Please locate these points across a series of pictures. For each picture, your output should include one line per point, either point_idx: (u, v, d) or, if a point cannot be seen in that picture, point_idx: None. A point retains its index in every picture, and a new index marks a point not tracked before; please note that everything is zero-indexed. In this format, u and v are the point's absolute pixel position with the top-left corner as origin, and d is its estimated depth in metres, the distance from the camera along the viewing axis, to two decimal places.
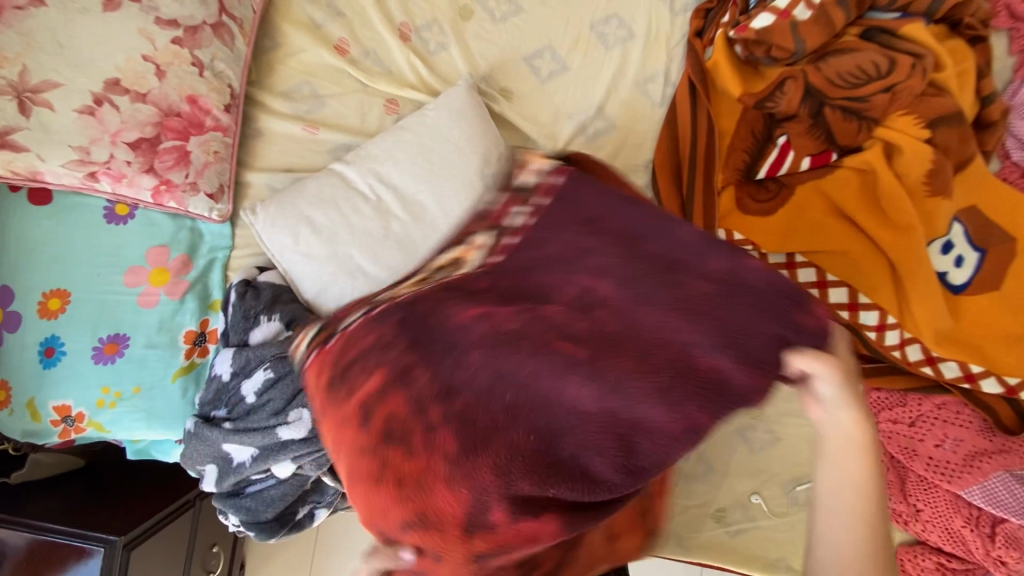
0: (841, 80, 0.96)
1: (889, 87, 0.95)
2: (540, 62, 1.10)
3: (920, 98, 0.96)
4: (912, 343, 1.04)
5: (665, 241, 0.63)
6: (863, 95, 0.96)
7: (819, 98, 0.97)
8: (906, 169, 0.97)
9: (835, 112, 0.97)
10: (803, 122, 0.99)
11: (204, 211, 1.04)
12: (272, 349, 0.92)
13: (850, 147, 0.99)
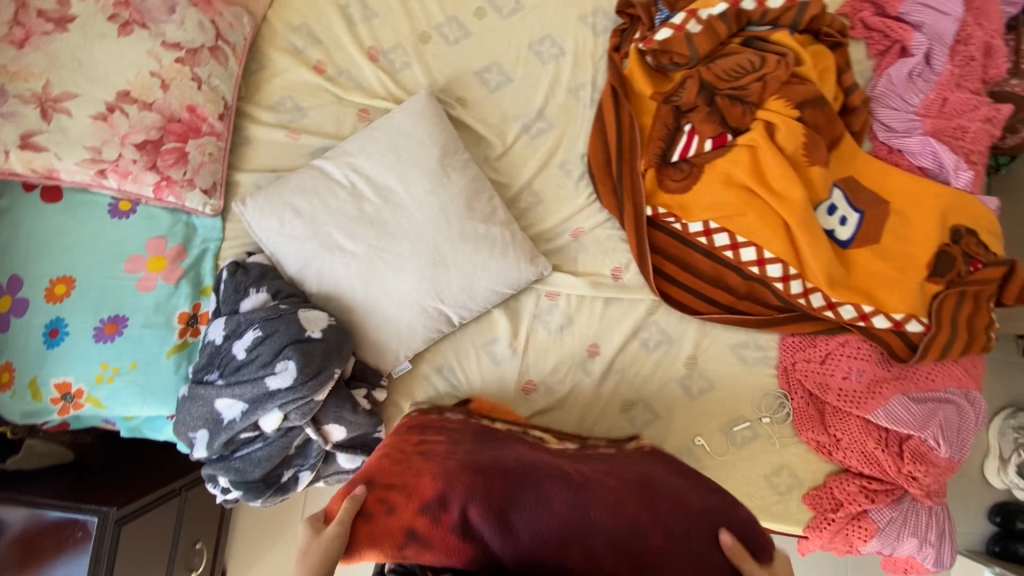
0: (725, 75, 1.23)
1: (761, 77, 1.21)
2: (488, 76, 1.32)
3: (789, 85, 1.21)
4: (815, 292, 1.22)
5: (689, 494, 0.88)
6: (743, 85, 1.22)
7: (711, 90, 1.23)
8: (785, 143, 1.20)
9: (723, 100, 1.23)
10: (702, 110, 1.24)
11: (198, 205, 1.19)
12: (261, 312, 1.05)
13: (740, 127, 1.23)
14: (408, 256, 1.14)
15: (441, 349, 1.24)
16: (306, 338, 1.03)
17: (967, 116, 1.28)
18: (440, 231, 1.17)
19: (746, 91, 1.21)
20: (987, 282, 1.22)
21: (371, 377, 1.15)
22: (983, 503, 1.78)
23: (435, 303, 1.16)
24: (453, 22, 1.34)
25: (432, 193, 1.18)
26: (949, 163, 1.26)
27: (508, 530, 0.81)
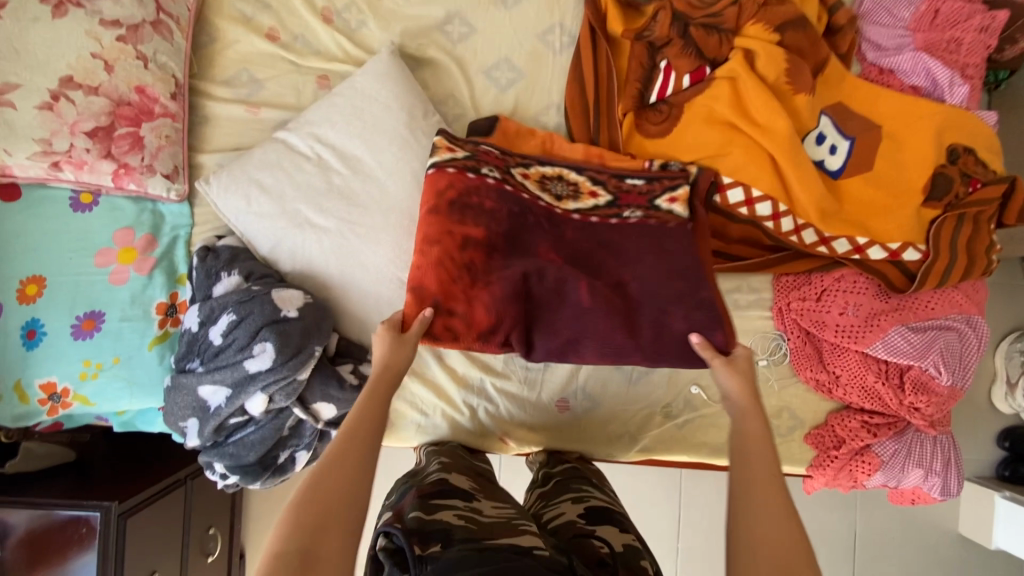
0: (698, 3, 1.16)
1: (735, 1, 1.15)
2: (450, 27, 1.25)
3: (767, 7, 1.15)
4: (806, 228, 1.18)
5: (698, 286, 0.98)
6: (718, 11, 1.16)
7: (684, 20, 1.17)
8: (766, 71, 1.14)
9: (698, 30, 1.16)
10: (677, 44, 1.17)
11: (162, 191, 1.16)
12: (234, 296, 1.02)
13: (718, 59, 1.17)
14: (382, 228, 1.11)
15: None
16: (282, 318, 1.00)
17: (961, 27, 1.21)
18: (412, 198, 1.13)
19: (721, 17, 1.16)
20: (987, 202, 1.17)
21: (355, 352, 1.13)
22: (992, 428, 1.76)
23: None
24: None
25: (400, 158, 1.14)
26: (944, 79, 1.20)
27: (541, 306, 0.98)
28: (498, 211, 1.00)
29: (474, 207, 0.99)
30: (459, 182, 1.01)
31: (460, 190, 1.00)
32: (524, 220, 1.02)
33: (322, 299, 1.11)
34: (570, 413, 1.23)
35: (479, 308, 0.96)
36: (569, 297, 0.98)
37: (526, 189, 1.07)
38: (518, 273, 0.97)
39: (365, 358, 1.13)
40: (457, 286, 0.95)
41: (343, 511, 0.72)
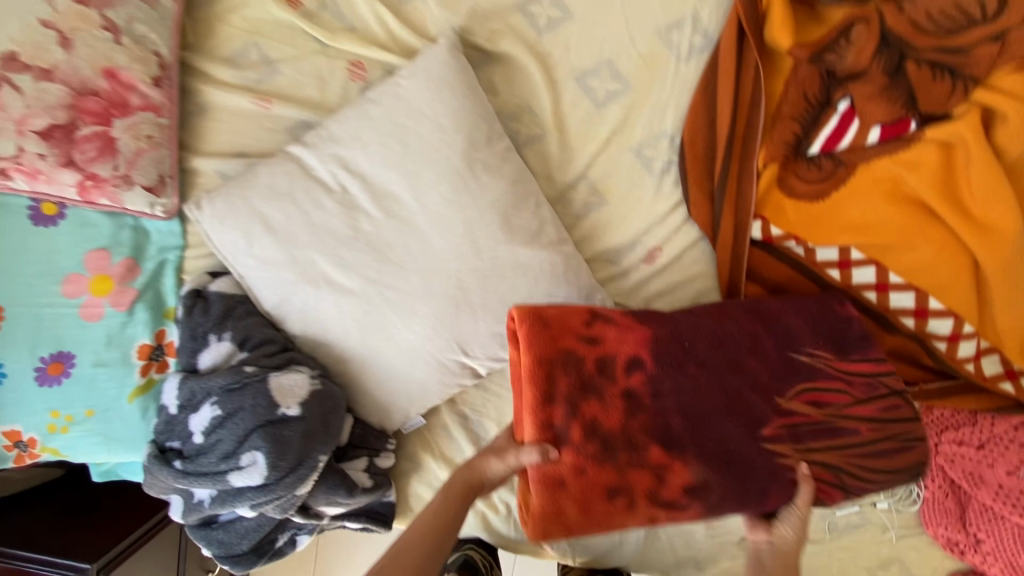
0: (931, 24, 0.75)
1: (999, 34, 0.73)
2: (536, 9, 0.88)
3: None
4: (990, 355, 0.86)
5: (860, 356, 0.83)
6: (966, 46, 0.75)
7: (898, 49, 0.77)
8: (1006, 142, 0.77)
9: (918, 69, 0.77)
10: (875, 80, 0.79)
11: (144, 207, 0.88)
12: (219, 380, 0.78)
13: (935, 113, 0.78)
14: (420, 298, 0.83)
15: (466, 398, 0.98)
16: (277, 418, 0.78)
17: None
18: (463, 258, 0.83)
19: (969, 56, 0.75)
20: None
21: (373, 442, 0.91)
22: None
23: (456, 356, 0.87)
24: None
25: (451, 201, 0.82)
26: None
27: (695, 334, 0.81)
28: (644, 383, 0.78)
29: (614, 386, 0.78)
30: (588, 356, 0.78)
31: (588, 373, 0.78)
32: (684, 382, 0.79)
33: (340, 377, 0.87)
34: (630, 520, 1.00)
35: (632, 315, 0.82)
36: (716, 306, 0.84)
37: (666, 364, 0.79)
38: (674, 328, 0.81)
39: (382, 448, 0.92)
40: (616, 360, 0.79)
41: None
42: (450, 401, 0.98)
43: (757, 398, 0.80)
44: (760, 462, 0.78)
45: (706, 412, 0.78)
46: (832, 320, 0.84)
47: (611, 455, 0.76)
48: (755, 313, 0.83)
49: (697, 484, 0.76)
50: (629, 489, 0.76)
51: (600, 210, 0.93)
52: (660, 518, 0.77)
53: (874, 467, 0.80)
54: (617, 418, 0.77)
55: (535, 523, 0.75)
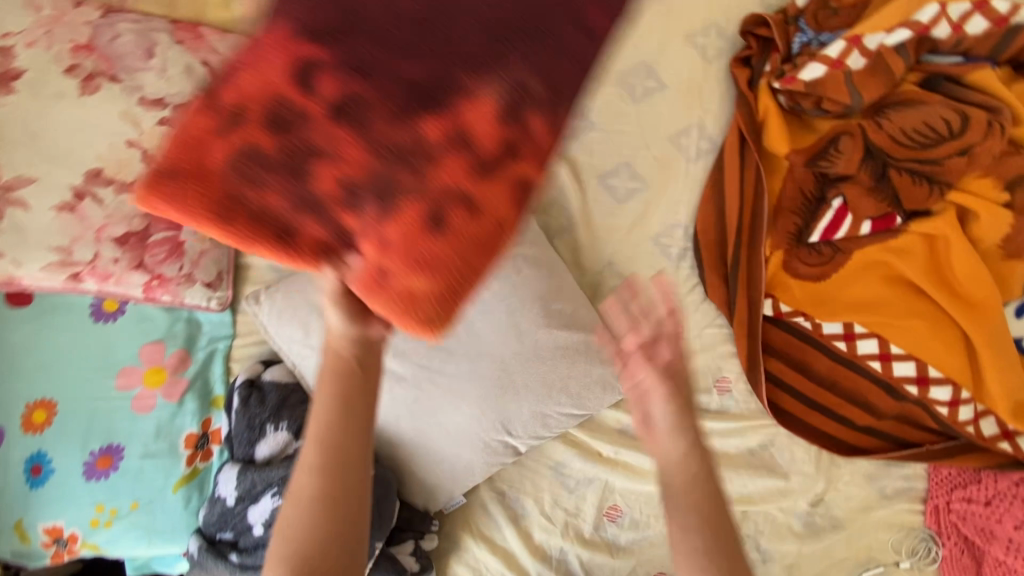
0: (906, 138, 0.88)
1: (964, 148, 0.87)
2: (563, 119, 1.01)
3: (1001, 156, 0.87)
4: (986, 417, 0.95)
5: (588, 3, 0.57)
6: (939, 158, 0.87)
7: (882, 159, 0.90)
8: (982, 233, 0.89)
9: (900, 174, 0.89)
10: (862, 183, 0.91)
11: (201, 301, 0.94)
12: (279, 471, 0.82)
13: (917, 210, 0.90)
14: (468, 381, 0.88)
15: (502, 475, 1.03)
16: None
17: None
18: (506, 342, 0.90)
19: (942, 166, 0.87)
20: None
21: (417, 524, 0.92)
22: None
23: (500, 436, 0.91)
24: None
25: (494, 291, 0.90)
26: None
27: (386, 63, 0.54)
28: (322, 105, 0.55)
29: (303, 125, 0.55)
30: (261, 127, 0.56)
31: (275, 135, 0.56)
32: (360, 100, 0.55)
33: (387, 460, 0.90)
34: None
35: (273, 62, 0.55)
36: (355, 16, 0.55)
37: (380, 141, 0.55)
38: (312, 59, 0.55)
39: (426, 530, 0.93)
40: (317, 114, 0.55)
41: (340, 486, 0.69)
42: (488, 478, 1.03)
43: (476, 122, 0.55)
44: (494, 50, 0.55)
45: (410, 96, 0.55)
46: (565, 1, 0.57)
47: (466, 204, 0.57)
48: (449, 65, 0.55)
49: (519, 110, 0.56)
50: (461, 213, 0.57)
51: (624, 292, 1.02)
52: (537, 180, 0.60)
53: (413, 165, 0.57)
54: (273, 135, 0.56)
55: (415, 318, 0.59)
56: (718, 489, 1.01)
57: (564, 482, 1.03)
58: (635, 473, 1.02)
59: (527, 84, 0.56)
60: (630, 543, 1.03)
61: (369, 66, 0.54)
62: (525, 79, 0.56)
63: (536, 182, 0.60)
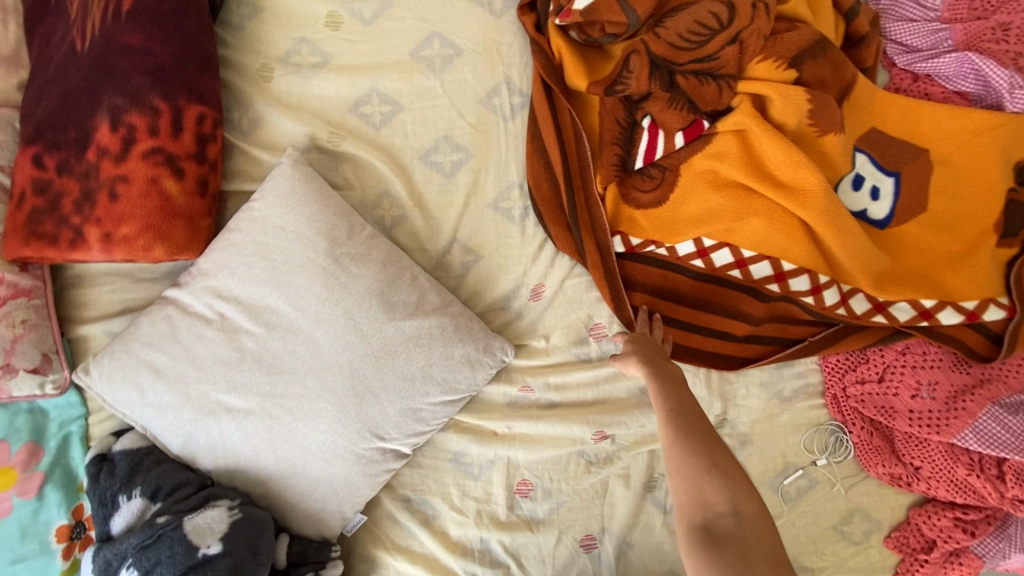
0: (683, 41, 0.86)
1: (733, 37, 0.85)
2: (368, 108, 0.97)
3: (773, 37, 0.87)
4: (855, 295, 0.94)
5: (169, 72, 0.82)
6: (712, 53, 0.86)
7: (667, 68, 0.88)
8: (784, 118, 0.87)
9: (687, 79, 0.88)
10: (660, 97, 0.89)
11: (33, 389, 0.89)
12: (133, 539, 0.77)
13: (717, 110, 0.89)
14: (319, 397, 0.85)
15: (401, 479, 0.99)
16: (200, 561, 0.76)
17: (1005, 9, 0.96)
18: (351, 347, 0.86)
19: (716, 60, 0.86)
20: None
21: (314, 555, 0.88)
22: None
23: (373, 443, 0.88)
24: (302, 44, 0.96)
25: (326, 298, 0.86)
26: (1001, 81, 0.94)
27: (72, 154, 0.83)
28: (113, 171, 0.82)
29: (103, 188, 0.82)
30: (75, 200, 0.84)
31: (50, 207, 0.84)
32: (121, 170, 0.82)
33: (261, 498, 0.87)
34: (598, 552, 0.99)
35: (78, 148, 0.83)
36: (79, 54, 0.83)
37: (89, 204, 0.83)
38: (103, 102, 0.81)
39: (326, 560, 0.89)
40: (100, 183, 0.82)
41: None
42: (387, 488, 0.99)
43: (111, 133, 0.81)
44: (102, 73, 0.82)
45: (115, 165, 0.82)
46: (162, 87, 0.82)
47: (122, 186, 0.82)
48: (103, 74, 0.81)
49: (121, 117, 0.81)
50: (163, 168, 0.83)
51: (478, 265, 0.99)
52: (185, 111, 0.83)
53: (174, 209, 0.84)
54: (35, 171, 0.84)
55: (159, 237, 0.83)
56: (619, 435, 0.99)
57: (466, 470, 0.99)
58: (536, 442, 0.98)
59: (127, 106, 0.81)
60: (549, 513, 0.99)
61: (79, 145, 0.83)
62: (155, 102, 0.81)
63: (205, 117, 0.85)
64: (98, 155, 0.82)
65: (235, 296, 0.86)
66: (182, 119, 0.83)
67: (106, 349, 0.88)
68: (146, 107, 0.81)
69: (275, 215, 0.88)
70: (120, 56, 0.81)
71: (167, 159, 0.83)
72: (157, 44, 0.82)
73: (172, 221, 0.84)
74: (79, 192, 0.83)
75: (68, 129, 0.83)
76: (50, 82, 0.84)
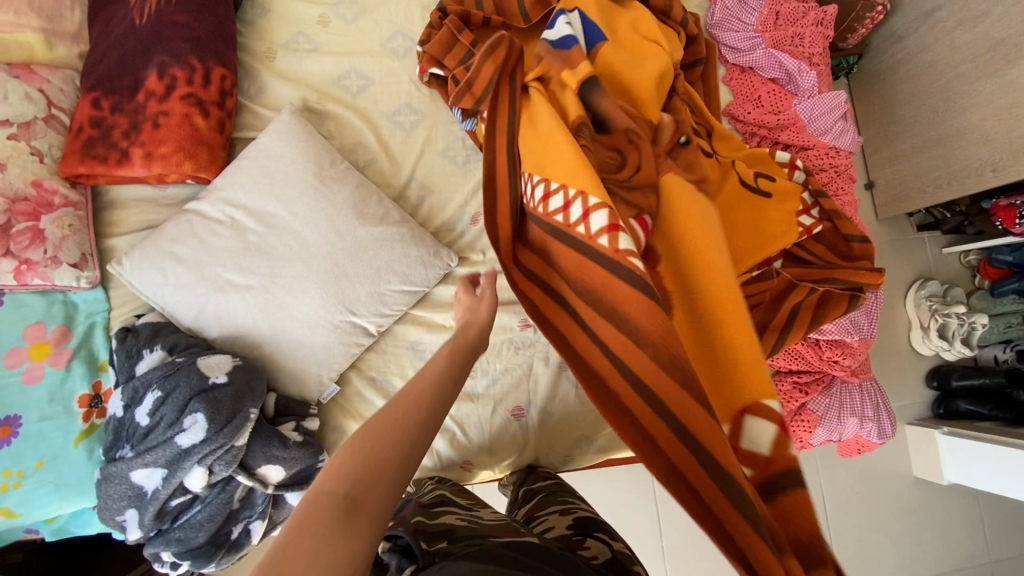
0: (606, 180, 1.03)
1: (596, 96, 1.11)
2: (348, 82, 1.30)
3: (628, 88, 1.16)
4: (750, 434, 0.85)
5: (203, 41, 1.14)
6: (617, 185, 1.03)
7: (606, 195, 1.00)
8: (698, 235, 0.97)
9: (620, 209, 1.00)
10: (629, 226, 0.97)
11: (71, 281, 1.11)
12: (157, 372, 1.00)
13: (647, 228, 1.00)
14: (306, 278, 1.11)
15: (367, 363, 1.21)
16: (210, 386, 0.99)
17: (801, 24, 1.41)
18: (332, 242, 1.14)
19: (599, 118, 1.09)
20: (824, 278, 1.22)
21: (296, 409, 1.12)
22: (921, 371, 1.99)
23: (346, 316, 1.14)
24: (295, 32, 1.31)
25: (313, 207, 1.15)
26: (794, 68, 1.36)
27: (123, 96, 1.12)
28: (155, 107, 1.11)
29: (148, 120, 1.11)
30: (122, 129, 1.11)
31: (101, 135, 1.11)
32: (162, 107, 1.11)
33: (255, 361, 1.10)
34: (526, 420, 1.25)
35: (128, 91, 1.12)
36: (136, 27, 1.14)
37: (133, 132, 1.11)
38: (153, 59, 1.11)
39: (306, 414, 1.12)
40: (145, 116, 1.11)
41: (399, 441, 0.63)
42: (355, 369, 1.21)
43: (159, 81, 1.11)
44: (153, 40, 1.12)
45: (159, 104, 1.11)
46: (198, 51, 1.13)
47: (163, 119, 1.11)
48: (154, 41, 1.12)
49: (166, 70, 1.11)
50: (194, 108, 1.12)
51: (430, 198, 1.29)
52: (213, 69, 1.14)
53: (200, 138, 1.12)
54: (91, 110, 1.12)
55: (188, 156, 1.11)
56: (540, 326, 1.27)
57: (421, 355, 1.23)
58: None
59: (171, 63, 1.11)
60: (487, 389, 1.24)
61: (129, 89, 1.12)
62: (193, 61, 1.12)
63: (227, 75, 1.16)
64: (145, 96, 1.11)
65: (245, 204, 1.14)
66: (210, 75, 1.13)
67: (138, 245, 1.13)
68: (185, 64, 1.12)
69: (277, 148, 1.18)
70: (167, 30, 1.12)
71: (198, 101, 1.12)
72: (198, 22, 1.14)
73: (197, 145, 1.12)
74: (126, 124, 1.11)
75: (121, 78, 1.12)
76: (110, 47, 1.14)
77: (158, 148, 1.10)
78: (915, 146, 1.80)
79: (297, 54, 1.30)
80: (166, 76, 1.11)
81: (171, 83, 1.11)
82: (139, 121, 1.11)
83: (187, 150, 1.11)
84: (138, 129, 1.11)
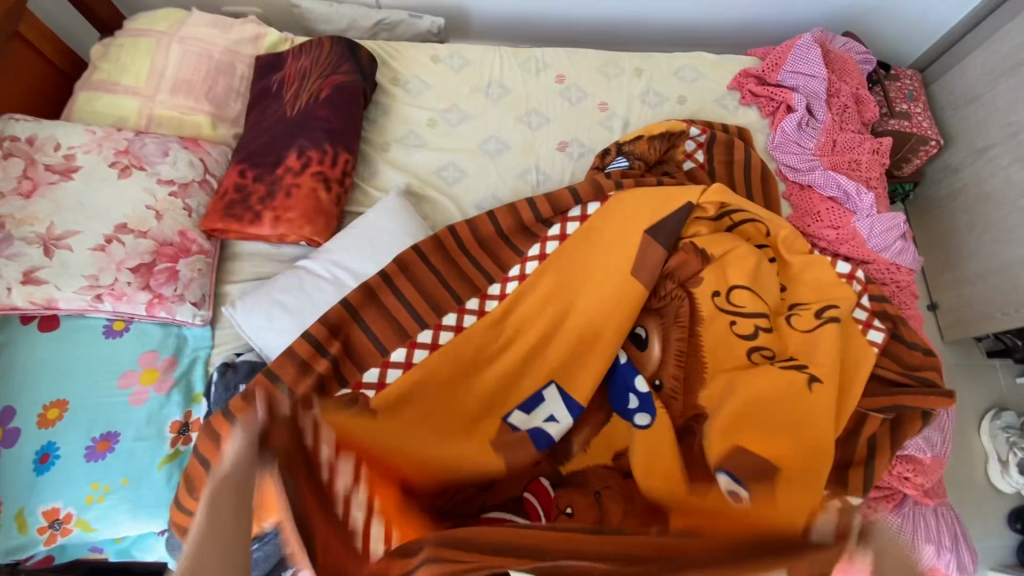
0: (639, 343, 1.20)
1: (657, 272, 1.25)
2: (445, 172, 1.50)
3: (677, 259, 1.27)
4: None
5: (337, 132, 1.37)
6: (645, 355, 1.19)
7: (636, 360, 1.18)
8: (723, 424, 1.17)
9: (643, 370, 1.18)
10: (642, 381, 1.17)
11: (188, 317, 1.26)
12: None
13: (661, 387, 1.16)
14: None
15: None
16: None
17: (857, 152, 1.54)
18: None
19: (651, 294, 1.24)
20: (891, 403, 1.18)
21: None
22: (1002, 510, 1.83)
23: None
24: None
25: None
26: (852, 190, 1.46)
27: (265, 168, 1.34)
28: (288, 179, 1.32)
29: (282, 189, 1.32)
30: (259, 195, 1.32)
31: (241, 198, 1.31)
32: (295, 180, 1.32)
33: None
34: None
35: (268, 164, 1.34)
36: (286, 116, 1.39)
37: (268, 197, 1.32)
38: (294, 141, 1.35)
39: None
40: (279, 186, 1.32)
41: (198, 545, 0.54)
42: None
43: (296, 159, 1.33)
44: (298, 127, 1.37)
45: (292, 178, 1.32)
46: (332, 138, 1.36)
47: (295, 189, 1.31)
48: (297, 128, 1.37)
49: (304, 152, 1.34)
50: (321, 183, 1.33)
51: None
52: (339, 154, 1.36)
53: (320, 207, 1.32)
54: (237, 176, 1.34)
55: (309, 221, 1.30)
56: None
57: None
58: None
59: (309, 146, 1.34)
60: None
61: (271, 163, 1.34)
62: (326, 146, 1.35)
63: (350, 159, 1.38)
64: (282, 170, 1.33)
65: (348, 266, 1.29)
66: (337, 158, 1.36)
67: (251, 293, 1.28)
68: (320, 148, 1.35)
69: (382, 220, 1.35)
70: (311, 120, 1.36)
71: (324, 177, 1.33)
72: (335, 117, 1.38)
73: (316, 214, 1.31)
74: (263, 190, 1.32)
75: (265, 154, 1.35)
76: (262, 130, 1.39)
77: (285, 212, 1.30)
78: (976, 272, 1.82)
79: (405, 147, 1.53)
80: (302, 156, 1.34)
81: (305, 162, 1.33)
82: (274, 189, 1.32)
83: (308, 216, 1.30)
84: (271, 195, 1.32)
